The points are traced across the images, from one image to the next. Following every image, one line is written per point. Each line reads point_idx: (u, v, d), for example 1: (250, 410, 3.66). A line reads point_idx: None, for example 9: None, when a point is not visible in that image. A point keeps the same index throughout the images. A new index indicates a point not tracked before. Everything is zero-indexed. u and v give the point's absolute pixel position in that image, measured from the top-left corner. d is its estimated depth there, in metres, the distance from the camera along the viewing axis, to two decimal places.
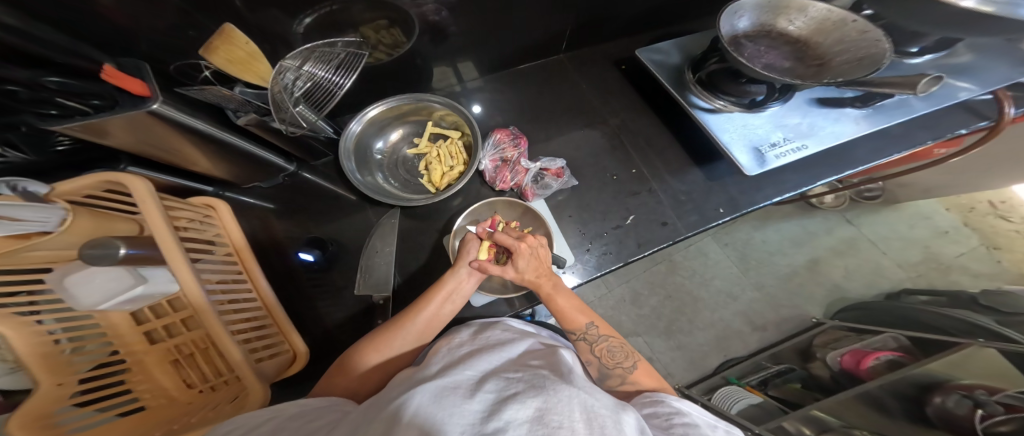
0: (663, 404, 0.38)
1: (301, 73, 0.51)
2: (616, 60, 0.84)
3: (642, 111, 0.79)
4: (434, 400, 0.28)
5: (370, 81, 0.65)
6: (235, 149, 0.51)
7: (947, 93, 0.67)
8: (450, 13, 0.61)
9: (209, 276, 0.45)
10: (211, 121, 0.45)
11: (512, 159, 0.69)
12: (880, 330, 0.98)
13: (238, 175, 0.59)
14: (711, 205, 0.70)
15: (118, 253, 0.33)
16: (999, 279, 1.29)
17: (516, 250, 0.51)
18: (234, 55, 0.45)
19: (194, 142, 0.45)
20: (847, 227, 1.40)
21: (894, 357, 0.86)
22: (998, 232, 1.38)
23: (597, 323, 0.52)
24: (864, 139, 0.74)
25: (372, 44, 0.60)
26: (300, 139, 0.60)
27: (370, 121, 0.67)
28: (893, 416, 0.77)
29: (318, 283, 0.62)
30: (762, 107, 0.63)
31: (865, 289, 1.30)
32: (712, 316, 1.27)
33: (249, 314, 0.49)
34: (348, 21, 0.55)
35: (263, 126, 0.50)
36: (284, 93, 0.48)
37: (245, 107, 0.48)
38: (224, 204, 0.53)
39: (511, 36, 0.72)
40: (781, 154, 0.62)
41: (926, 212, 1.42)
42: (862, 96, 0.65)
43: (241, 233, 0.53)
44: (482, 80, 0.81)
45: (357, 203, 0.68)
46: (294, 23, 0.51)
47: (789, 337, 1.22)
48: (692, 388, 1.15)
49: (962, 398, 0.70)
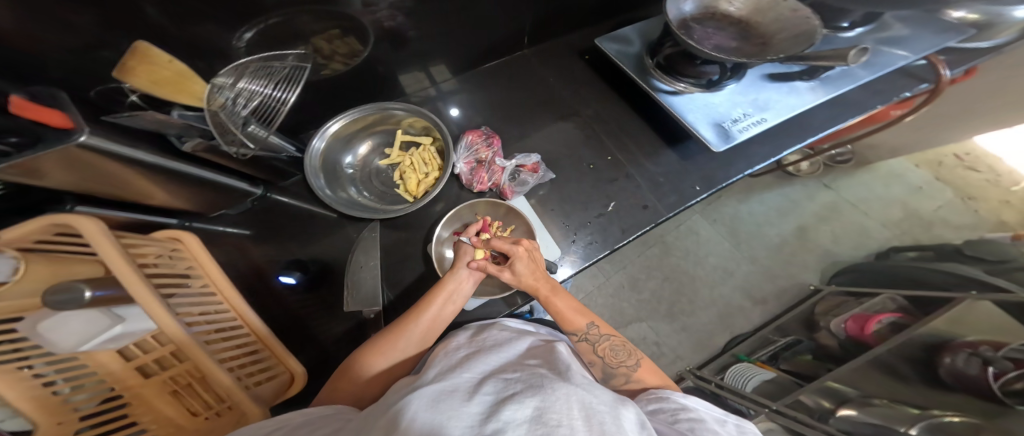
0: (669, 400, 0.37)
1: (237, 90, 0.47)
2: (580, 50, 0.82)
3: (612, 100, 0.77)
4: (430, 404, 0.27)
5: (325, 91, 0.64)
6: (188, 177, 0.48)
7: (884, 61, 0.69)
8: (407, 18, 0.60)
9: (186, 312, 0.42)
10: (157, 152, 0.43)
11: (487, 159, 0.68)
12: (877, 292, 1.00)
13: (204, 204, 0.56)
14: (688, 184, 0.70)
15: (86, 295, 0.29)
16: (978, 230, 1.30)
17: (514, 253, 0.52)
18: (158, 76, 0.40)
19: (141, 173, 0.42)
20: (826, 192, 1.42)
21: (895, 318, 0.88)
22: (968, 182, 1.40)
23: (596, 322, 0.51)
24: (819, 108, 0.74)
25: (326, 54, 0.58)
26: (264, 162, 0.59)
27: (333, 136, 0.66)
28: (910, 382, 0.77)
29: (306, 304, 0.60)
30: (720, 86, 0.64)
31: (854, 252, 1.32)
32: (711, 294, 1.29)
33: (237, 341, 0.48)
34: (300, 34, 0.52)
35: (212, 151, 0.48)
36: (223, 113, 0.44)
37: (189, 130, 0.44)
38: (192, 236, 0.46)
39: (470, 35, 0.70)
40: (744, 128, 0.62)
41: (898, 171, 1.44)
42: (807, 69, 0.66)
43: (215, 263, 0.48)
44: (454, 81, 0.79)
45: (336, 220, 0.66)
46: (234, 40, 0.48)
47: (790, 308, 1.23)
48: (704, 369, 1.16)
49: (970, 357, 0.70)
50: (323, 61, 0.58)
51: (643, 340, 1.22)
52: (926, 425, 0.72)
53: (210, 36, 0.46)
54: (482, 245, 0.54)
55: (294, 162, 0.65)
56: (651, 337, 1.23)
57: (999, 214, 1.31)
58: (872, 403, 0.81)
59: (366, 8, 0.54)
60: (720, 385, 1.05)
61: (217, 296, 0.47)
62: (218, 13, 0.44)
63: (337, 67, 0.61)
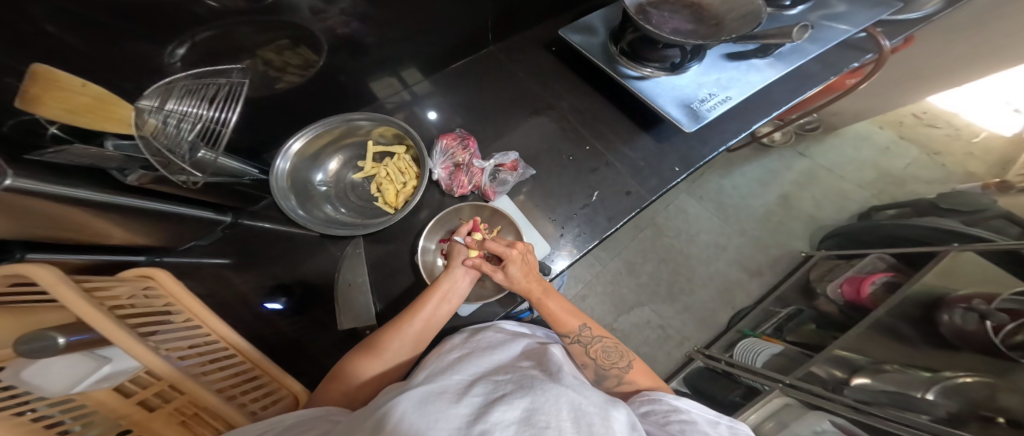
0: (661, 402, 0.37)
1: (169, 113, 0.41)
2: (546, 42, 0.80)
3: (585, 90, 0.76)
4: (421, 404, 0.28)
5: (284, 107, 0.61)
6: (151, 212, 0.44)
7: (828, 37, 0.69)
8: (362, 23, 0.57)
9: (175, 347, 0.39)
10: (97, 187, 0.37)
11: (464, 162, 0.66)
12: (866, 253, 1.06)
13: (169, 236, 0.52)
14: (667, 167, 0.69)
15: (59, 342, 0.27)
16: (947, 182, 1.34)
17: (507, 256, 0.51)
18: (72, 102, 0.33)
19: (95, 216, 0.38)
20: (801, 160, 1.45)
21: (888, 278, 0.92)
22: (932, 138, 1.45)
23: (589, 324, 0.51)
24: (777, 85, 0.74)
25: (278, 66, 0.55)
26: (228, 187, 0.55)
27: (297, 156, 0.64)
28: (913, 342, 0.77)
29: (299, 326, 0.58)
30: (682, 68, 0.63)
31: (836, 215, 1.35)
32: (707, 271, 1.30)
33: (232, 369, 0.46)
34: (245, 47, 0.49)
35: (164, 182, 0.43)
36: (164, 139, 0.39)
37: (131, 162, 0.40)
38: (162, 271, 0.38)
39: (433, 34, 0.68)
40: (712, 107, 0.61)
41: (864, 135, 1.48)
42: (761, 47, 0.66)
43: (194, 295, 0.41)
44: (428, 82, 0.77)
45: (318, 240, 0.64)
46: (166, 57, 0.43)
47: (786, 277, 1.26)
48: (711, 347, 1.17)
49: (966, 312, 0.71)
50: (276, 74, 0.55)
51: (647, 324, 1.24)
52: (941, 388, 0.67)
53: (148, 61, 0.42)
54: (478, 246, 0.54)
55: (260, 185, 0.63)
56: (655, 320, 1.24)
57: (966, 165, 1.36)
58: (885, 369, 0.77)
59: (316, 15, 0.51)
60: (730, 363, 1.05)
61: (202, 328, 0.43)
62: (146, 32, 0.40)
63: (292, 79, 0.58)
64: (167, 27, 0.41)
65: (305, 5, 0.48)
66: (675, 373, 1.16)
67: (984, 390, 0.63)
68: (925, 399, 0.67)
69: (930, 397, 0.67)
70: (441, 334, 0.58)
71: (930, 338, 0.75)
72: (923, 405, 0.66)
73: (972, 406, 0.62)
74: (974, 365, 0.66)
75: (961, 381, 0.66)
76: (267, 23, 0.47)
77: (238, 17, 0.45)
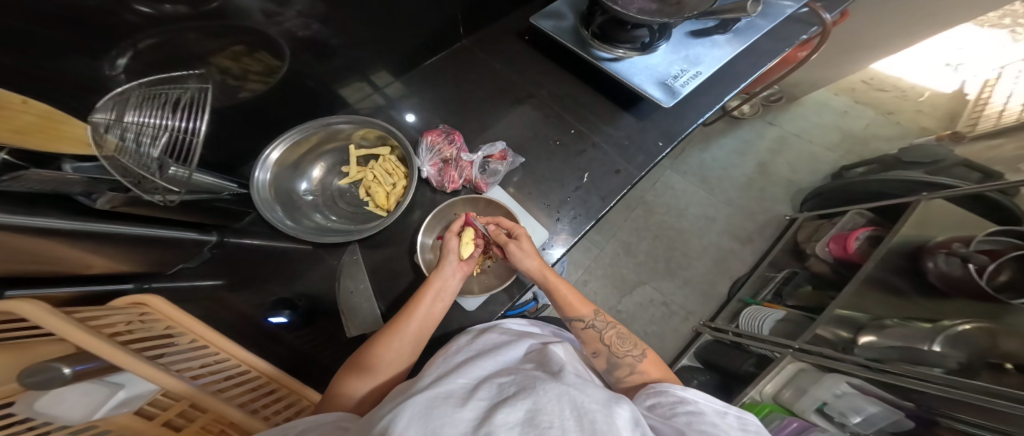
0: (668, 393, 0.37)
1: (129, 126, 0.38)
2: (519, 31, 0.79)
3: (562, 76, 0.75)
4: (427, 411, 0.28)
5: (253, 116, 0.59)
6: (116, 236, 0.41)
7: (775, 12, 0.70)
8: (323, 25, 0.54)
9: (185, 369, 0.38)
10: (67, 216, 0.35)
11: (452, 157, 0.65)
12: (844, 210, 1.12)
13: (152, 261, 0.49)
14: (650, 141, 0.70)
15: (65, 372, 0.26)
16: (905, 138, 1.39)
17: (519, 234, 0.55)
18: (21, 123, 0.31)
19: (72, 246, 0.37)
20: (771, 129, 1.48)
21: (871, 233, 0.97)
22: (882, 102, 1.50)
23: (601, 311, 0.52)
24: (740, 59, 0.73)
25: (237, 74, 0.52)
26: (206, 205, 0.54)
27: (278, 165, 0.63)
28: (907, 295, 0.81)
29: (307, 338, 0.56)
30: (653, 47, 0.63)
31: (812, 177, 1.39)
32: (701, 242, 1.33)
33: (248, 384, 0.46)
34: (194, 55, 0.46)
35: (136, 203, 0.42)
36: (129, 158, 0.37)
37: (97, 185, 0.38)
38: (157, 297, 0.35)
39: (399, 33, 0.66)
40: (685, 83, 0.62)
41: (822, 101, 1.52)
42: (720, 22, 0.67)
43: (197, 320, 0.39)
44: (399, 82, 0.75)
45: (312, 251, 0.62)
46: (107, 68, 0.39)
47: (775, 242, 1.29)
48: (717, 320, 1.20)
49: (950, 258, 0.76)
50: (236, 83, 0.53)
51: (651, 302, 1.26)
52: (945, 337, 0.70)
53: (98, 78, 0.39)
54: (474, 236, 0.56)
55: (240, 200, 0.61)
56: (657, 298, 1.26)
57: (919, 121, 1.42)
58: (886, 324, 0.80)
59: (270, 18, 0.48)
60: (738, 334, 1.06)
61: (212, 348, 0.42)
62: (89, 42, 0.36)
63: (255, 87, 0.55)
64: (109, 36, 0.37)
65: (256, 8, 0.46)
66: (685, 349, 1.18)
67: (985, 336, 0.66)
68: (933, 351, 0.70)
69: (936, 349, 0.70)
70: (451, 331, 0.58)
71: (923, 287, 0.79)
72: (933, 358, 0.68)
73: (976, 354, 0.65)
74: (963, 310, 0.72)
75: (961, 329, 0.69)
76: (217, 28, 0.44)
77: (185, 23, 0.41)
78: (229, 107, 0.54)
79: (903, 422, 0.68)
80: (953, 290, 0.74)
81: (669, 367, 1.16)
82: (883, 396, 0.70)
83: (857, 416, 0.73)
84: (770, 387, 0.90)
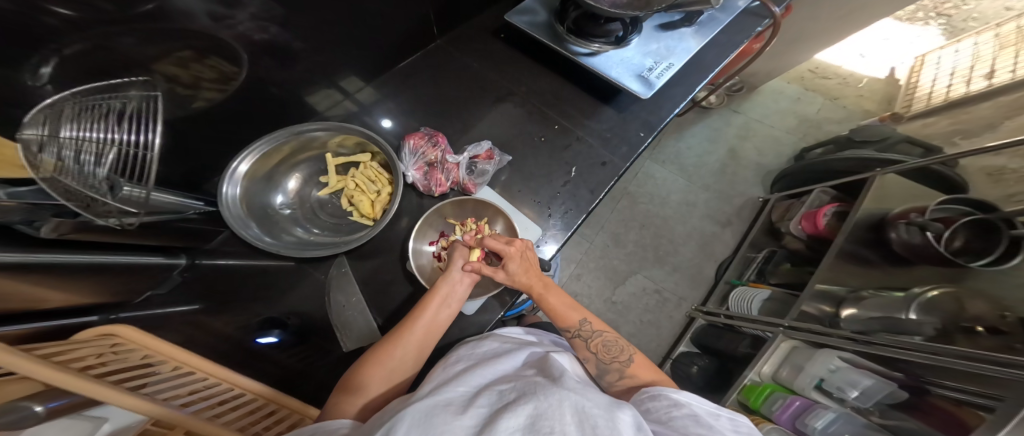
0: (661, 397, 0.38)
1: (67, 142, 0.33)
2: (493, 29, 0.78)
3: (539, 72, 0.75)
4: (426, 419, 0.27)
5: (216, 126, 0.55)
6: (68, 266, 0.38)
7: (731, 5, 0.73)
8: (282, 28, 0.51)
9: (172, 396, 0.36)
10: (12, 248, 0.33)
11: (437, 159, 0.63)
12: (809, 190, 1.19)
13: (114, 292, 0.44)
14: (632, 133, 0.71)
15: (37, 410, 0.24)
16: (852, 120, 1.49)
17: (506, 253, 0.52)
18: None
19: (27, 281, 0.34)
20: (736, 116, 1.54)
21: (837, 209, 1.03)
22: (829, 87, 1.58)
23: (589, 318, 0.52)
24: (704, 50, 0.75)
25: (188, 82, 0.48)
26: (170, 226, 0.50)
27: (247, 178, 0.59)
28: (876, 264, 0.88)
29: (302, 357, 0.53)
30: (626, 41, 0.64)
31: (779, 160, 1.46)
32: (685, 228, 1.37)
33: (245, 407, 0.42)
34: (133, 60, 0.41)
35: (87, 228, 0.39)
36: (74, 179, 0.33)
37: (39, 212, 0.34)
38: (125, 325, 0.37)
39: (369, 35, 0.64)
40: (660, 74, 0.63)
41: (777, 89, 1.58)
42: (685, 15, 0.68)
43: (173, 344, 0.39)
44: (370, 88, 0.73)
45: (296, 268, 0.59)
46: (27, 79, 0.34)
47: (752, 224, 1.35)
48: (707, 304, 1.23)
49: (910, 227, 0.82)
50: (188, 91, 0.48)
51: (644, 290, 1.29)
52: (918, 305, 0.75)
53: (20, 91, 0.34)
54: (477, 245, 0.54)
55: (209, 218, 0.57)
56: (650, 286, 1.29)
57: (861, 104, 1.53)
58: (865, 296, 0.86)
59: (219, 21, 0.44)
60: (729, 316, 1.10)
61: (195, 374, 0.40)
62: (11, 52, 0.32)
63: (211, 95, 0.51)
64: (28, 43, 0.32)
65: (201, 11, 0.42)
66: (682, 336, 1.21)
67: (951, 301, 0.71)
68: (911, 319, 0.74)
69: (913, 317, 0.74)
70: (453, 338, 0.57)
71: (890, 258, 0.86)
72: (911, 326, 0.73)
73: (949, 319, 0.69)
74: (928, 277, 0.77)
75: (930, 296, 0.75)
76: (157, 31, 0.40)
77: (117, 26, 0.37)
78: (184, 118, 0.51)
79: (898, 394, 0.69)
80: (917, 258, 0.80)
81: (669, 354, 1.19)
82: (875, 369, 0.73)
83: (855, 390, 0.74)
84: (768, 368, 0.92)
